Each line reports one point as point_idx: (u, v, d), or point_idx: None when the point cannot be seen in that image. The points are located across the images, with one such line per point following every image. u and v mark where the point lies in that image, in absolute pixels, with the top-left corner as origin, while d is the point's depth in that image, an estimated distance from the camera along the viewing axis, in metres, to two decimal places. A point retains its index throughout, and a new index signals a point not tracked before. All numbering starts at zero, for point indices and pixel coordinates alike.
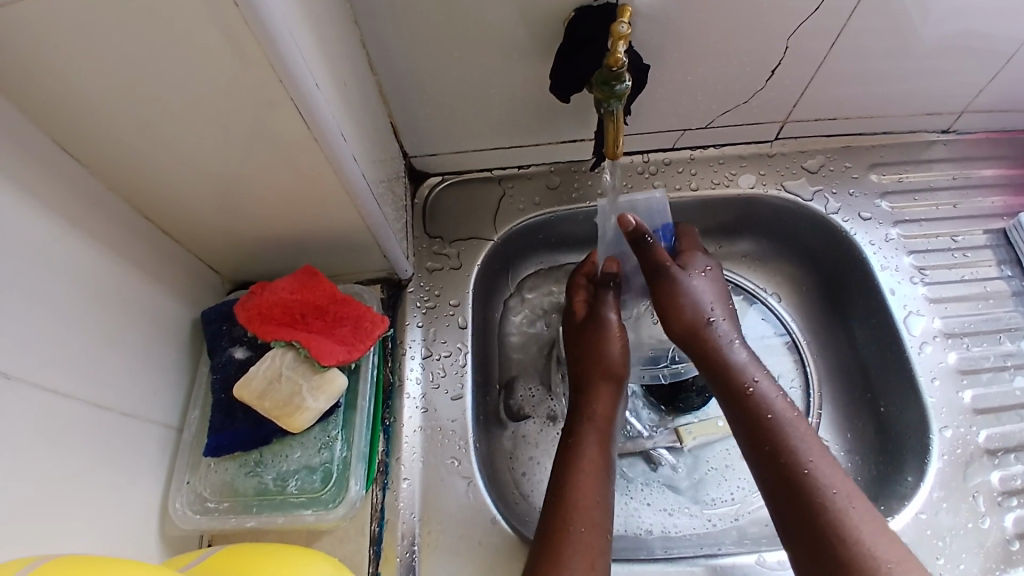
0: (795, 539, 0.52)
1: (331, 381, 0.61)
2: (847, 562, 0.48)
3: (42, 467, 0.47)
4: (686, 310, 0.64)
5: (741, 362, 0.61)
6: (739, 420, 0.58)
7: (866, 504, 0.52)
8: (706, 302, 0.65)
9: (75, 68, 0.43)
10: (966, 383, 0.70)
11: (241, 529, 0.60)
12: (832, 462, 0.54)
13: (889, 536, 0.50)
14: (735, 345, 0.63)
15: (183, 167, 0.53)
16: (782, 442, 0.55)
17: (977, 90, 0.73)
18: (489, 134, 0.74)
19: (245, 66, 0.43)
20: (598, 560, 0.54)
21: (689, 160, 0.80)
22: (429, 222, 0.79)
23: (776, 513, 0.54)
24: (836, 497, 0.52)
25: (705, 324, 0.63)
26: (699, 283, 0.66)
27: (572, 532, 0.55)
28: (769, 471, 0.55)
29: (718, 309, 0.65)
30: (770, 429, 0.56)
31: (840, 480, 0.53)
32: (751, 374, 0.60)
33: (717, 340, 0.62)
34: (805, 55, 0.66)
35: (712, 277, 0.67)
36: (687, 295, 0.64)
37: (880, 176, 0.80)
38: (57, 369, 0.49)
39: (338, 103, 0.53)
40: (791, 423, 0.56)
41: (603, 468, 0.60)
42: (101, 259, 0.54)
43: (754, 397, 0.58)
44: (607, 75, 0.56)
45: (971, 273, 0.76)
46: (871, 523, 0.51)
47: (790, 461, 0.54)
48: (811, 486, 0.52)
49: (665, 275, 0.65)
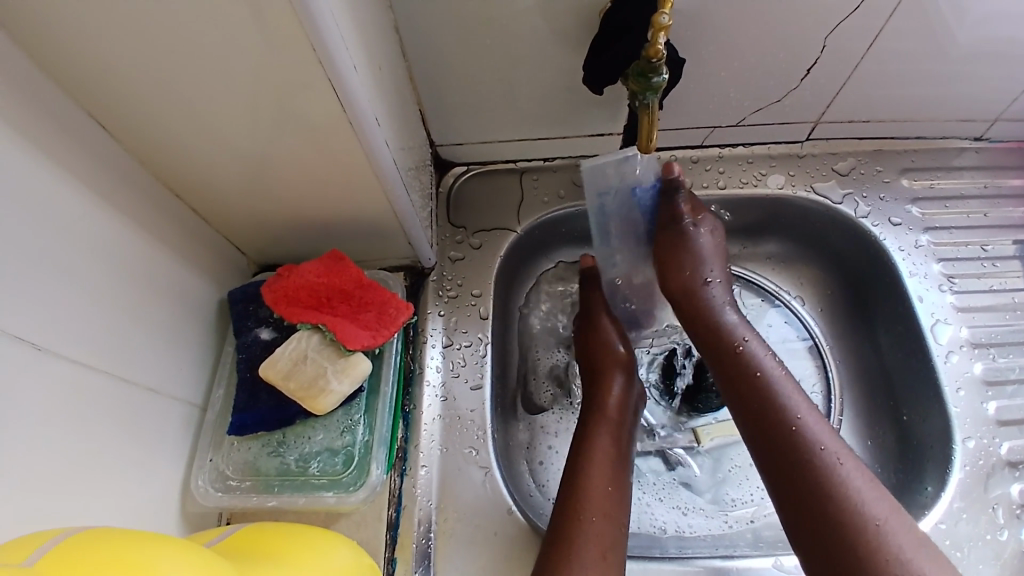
0: (788, 501, 0.50)
1: (356, 364, 0.61)
2: (834, 516, 0.48)
3: (67, 437, 0.47)
4: (683, 267, 0.65)
5: (729, 323, 0.61)
6: (726, 380, 0.58)
7: (856, 461, 0.51)
8: (705, 262, 0.65)
9: (115, 43, 0.43)
10: (991, 394, 0.69)
11: (261, 508, 0.60)
12: (820, 421, 0.53)
13: (881, 493, 0.49)
14: (726, 307, 0.63)
15: (216, 146, 0.53)
16: (766, 399, 0.55)
17: (1015, 97, 0.72)
18: (518, 125, 0.74)
19: (282, 44, 0.43)
20: (610, 550, 0.54)
21: (717, 158, 0.79)
22: (454, 211, 0.79)
23: (767, 475, 0.53)
24: (824, 453, 0.51)
25: (701, 283, 0.64)
26: (701, 243, 0.66)
27: (586, 521, 0.55)
28: (757, 431, 0.54)
29: (716, 268, 0.66)
30: (755, 386, 0.56)
31: (829, 437, 0.52)
32: (739, 334, 0.60)
33: (708, 301, 0.63)
34: (840, 56, 0.65)
35: (714, 238, 0.68)
36: (688, 252, 0.65)
37: (911, 181, 0.78)
38: (85, 342, 0.50)
39: (372, 88, 0.53)
40: (778, 381, 0.56)
41: (617, 459, 0.60)
42: (130, 234, 0.55)
43: (741, 354, 0.58)
44: (644, 66, 0.55)
45: (999, 283, 0.75)
46: (862, 479, 0.49)
47: (774, 418, 0.53)
48: (797, 443, 0.52)
49: (672, 233, 0.67)
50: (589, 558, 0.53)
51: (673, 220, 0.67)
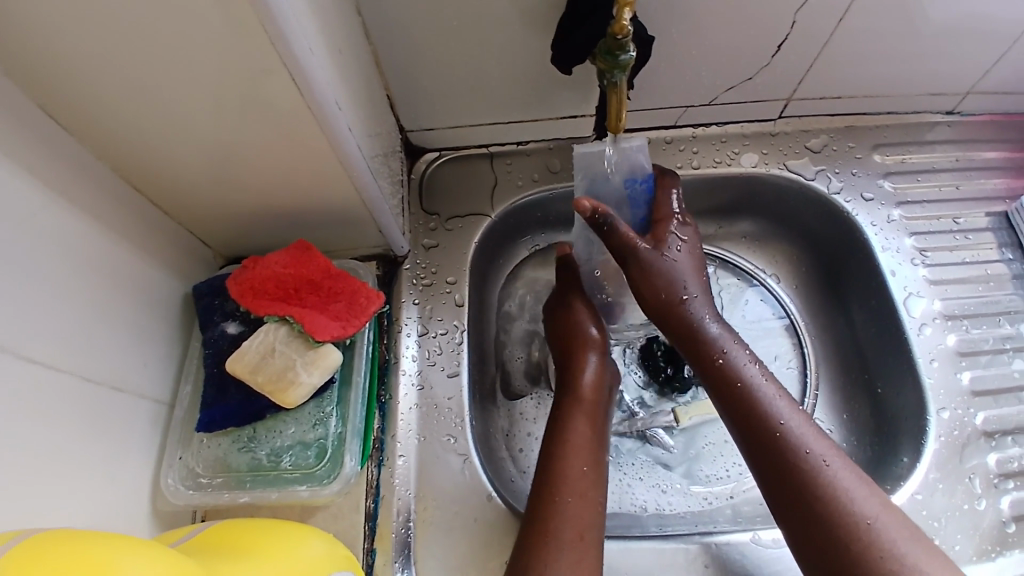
0: (783, 510, 0.51)
1: (326, 355, 0.60)
2: (826, 520, 0.48)
3: (27, 443, 0.45)
4: (659, 290, 0.60)
5: (711, 334, 0.59)
6: (714, 394, 0.57)
7: (843, 460, 0.51)
8: (681, 277, 0.60)
9: (57, 29, 0.41)
10: (964, 365, 0.70)
11: (234, 505, 0.59)
12: (805, 421, 0.53)
13: (870, 489, 0.49)
14: (707, 318, 0.60)
15: (171, 135, 0.51)
16: (752, 410, 0.54)
17: (984, 71, 0.72)
18: (488, 108, 0.72)
19: (234, 28, 0.41)
20: (587, 531, 0.54)
21: (691, 138, 0.78)
22: (426, 198, 0.78)
23: (762, 488, 0.53)
24: (810, 457, 0.51)
25: (679, 302, 0.60)
26: (673, 261, 0.61)
27: (561, 502, 0.55)
28: (746, 440, 0.54)
29: (692, 281, 0.61)
30: (740, 396, 0.55)
31: (815, 438, 0.52)
32: (722, 346, 0.58)
33: (690, 315, 0.60)
34: (811, 32, 0.65)
35: (687, 245, 0.62)
36: (660, 276, 0.60)
37: (883, 156, 0.79)
38: (44, 343, 0.48)
39: (333, 72, 0.51)
40: (762, 388, 0.55)
41: (594, 440, 0.60)
42: (87, 229, 0.53)
43: (723, 368, 0.57)
44: (611, 44, 0.54)
45: (971, 255, 0.76)
46: (851, 479, 0.50)
47: (761, 429, 0.53)
48: (786, 451, 0.51)
49: (635, 258, 0.60)
50: (567, 541, 0.53)
51: (630, 248, 0.59)
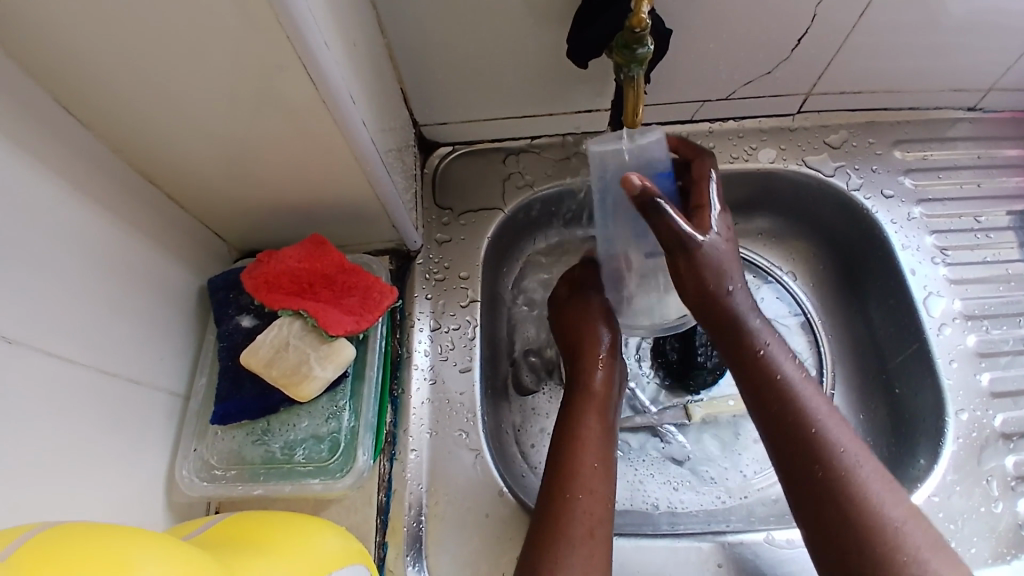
0: (808, 510, 0.49)
1: (340, 351, 0.60)
2: (851, 523, 0.47)
3: (46, 433, 0.46)
4: (707, 281, 0.53)
5: (753, 327, 0.56)
6: (745, 387, 0.55)
7: (872, 461, 0.50)
8: (730, 267, 0.55)
9: (74, 23, 0.41)
10: (984, 366, 0.69)
11: (248, 497, 0.60)
12: (840, 420, 0.52)
13: (896, 493, 0.49)
14: (750, 310, 0.56)
15: (188, 130, 0.51)
16: (789, 406, 0.52)
17: (1011, 65, 0.70)
18: (502, 102, 0.72)
19: (249, 21, 0.41)
20: (597, 526, 0.54)
21: (707, 133, 0.77)
22: (439, 192, 0.78)
23: (785, 485, 0.52)
24: (843, 456, 0.50)
25: (726, 294, 0.54)
26: (722, 250, 0.54)
27: (574, 500, 0.55)
28: (777, 436, 0.52)
29: (738, 272, 0.55)
30: (777, 390, 0.53)
31: (848, 439, 0.51)
32: (762, 338, 0.55)
33: (735, 307, 0.55)
34: (833, 25, 0.63)
35: (729, 234, 0.57)
36: (711, 267, 0.53)
37: (904, 153, 0.77)
38: (62, 335, 0.48)
39: (347, 66, 0.51)
40: (799, 384, 0.53)
41: (603, 436, 0.59)
42: (105, 223, 0.53)
43: (764, 361, 0.54)
44: (628, 38, 0.53)
45: (992, 254, 0.74)
46: (879, 480, 0.49)
47: (794, 425, 0.52)
48: (821, 450, 0.50)
49: (689, 248, 0.52)
50: (577, 538, 0.53)
51: (686, 238, 0.52)
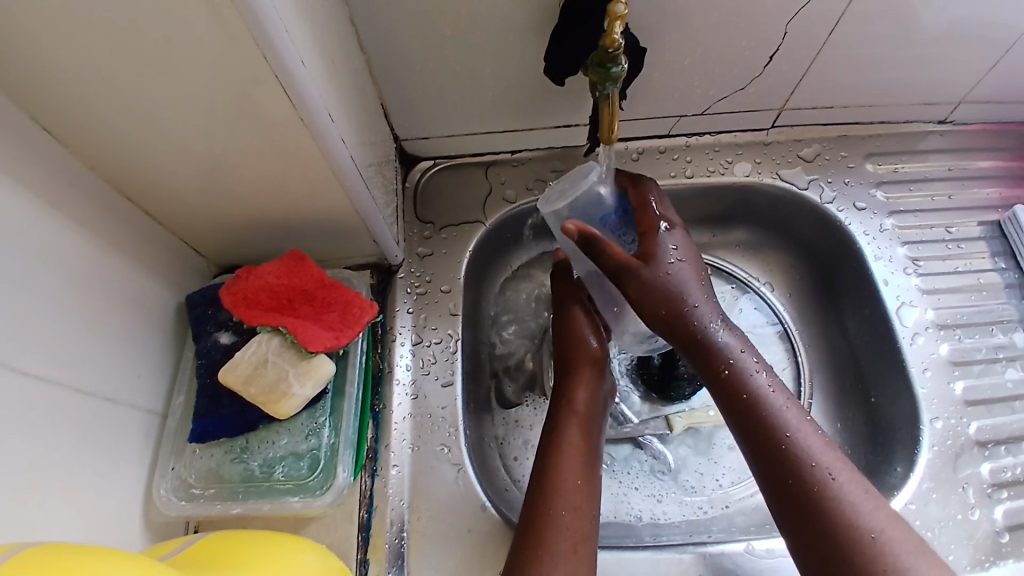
0: (788, 524, 0.50)
1: (318, 367, 0.60)
2: (827, 534, 0.47)
3: (21, 453, 0.45)
4: (657, 304, 0.58)
5: (721, 342, 0.57)
6: (719, 403, 0.56)
7: (849, 470, 0.50)
8: (680, 286, 0.58)
9: (51, 42, 0.41)
10: (958, 374, 0.70)
11: (226, 516, 0.59)
12: (814, 432, 0.52)
13: (876, 501, 0.49)
14: (713, 326, 0.58)
15: (166, 147, 0.51)
16: (761, 421, 0.53)
17: (976, 80, 0.72)
18: (482, 117, 0.73)
19: (227, 40, 0.41)
20: (581, 543, 0.54)
21: (684, 147, 0.79)
22: (421, 207, 0.78)
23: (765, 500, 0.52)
24: (816, 469, 0.50)
25: (680, 314, 0.58)
26: (670, 271, 0.59)
27: (557, 516, 0.55)
28: (752, 451, 0.53)
29: (693, 289, 0.59)
30: (745, 406, 0.54)
31: (821, 450, 0.51)
32: (728, 354, 0.57)
33: (693, 325, 0.58)
34: (803, 42, 0.65)
35: (683, 254, 0.60)
36: (656, 290, 0.57)
37: (876, 166, 0.79)
38: (38, 352, 0.48)
39: (326, 84, 0.51)
40: (769, 397, 0.54)
41: (587, 453, 0.59)
42: (81, 240, 0.53)
43: (731, 378, 0.56)
44: (603, 56, 0.55)
45: (964, 265, 0.76)
46: (856, 490, 0.49)
47: (766, 441, 0.52)
48: (793, 465, 0.50)
49: (631, 275, 0.58)
50: (559, 553, 0.53)
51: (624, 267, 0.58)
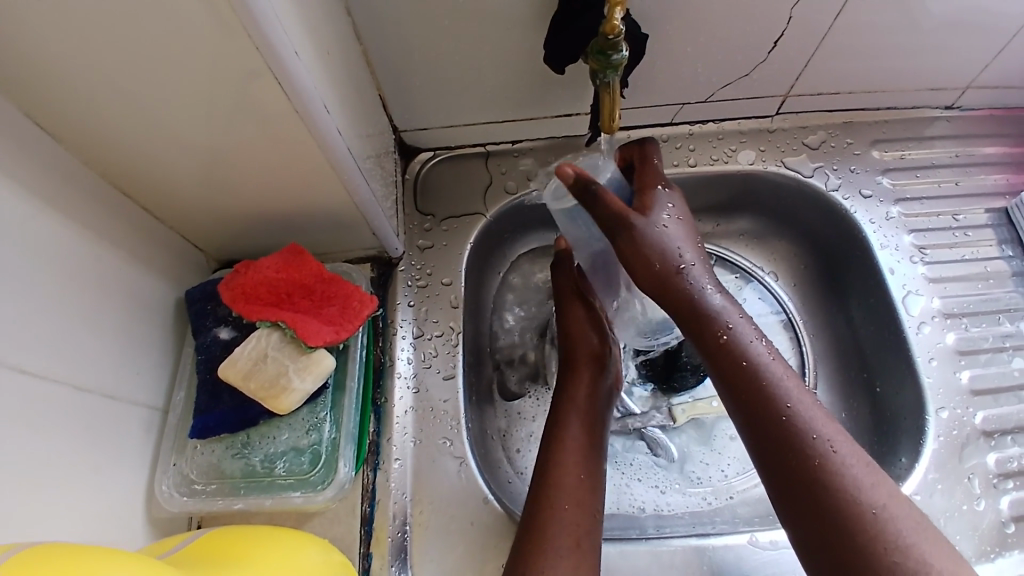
0: (788, 499, 0.49)
1: (318, 362, 0.59)
2: (829, 510, 0.47)
3: (22, 453, 0.45)
4: (652, 260, 0.56)
5: (715, 308, 0.55)
6: (714, 372, 0.54)
7: (849, 444, 0.49)
8: (674, 244, 0.57)
9: (40, 35, 0.40)
10: (964, 364, 0.69)
11: (229, 511, 0.59)
12: (813, 404, 0.51)
13: (876, 475, 0.48)
14: (708, 289, 0.56)
15: (160, 141, 0.50)
16: (759, 393, 0.51)
17: (984, 65, 0.71)
18: (481, 108, 0.72)
19: (219, 32, 0.40)
20: (584, 537, 0.54)
21: (687, 135, 0.78)
22: (421, 198, 0.77)
23: (762, 473, 0.51)
24: (816, 442, 0.49)
25: (676, 272, 0.56)
26: (664, 227, 0.57)
27: (558, 510, 0.55)
28: (749, 424, 0.51)
29: (688, 248, 0.58)
30: (745, 376, 0.52)
31: (821, 423, 0.50)
32: (725, 320, 0.55)
33: (689, 286, 0.56)
34: (808, 27, 0.64)
35: (677, 212, 0.60)
36: (651, 244, 0.56)
37: (882, 152, 0.78)
38: (36, 351, 0.48)
39: (321, 75, 0.50)
40: (766, 367, 0.52)
41: (588, 447, 0.59)
42: (77, 237, 0.52)
43: (729, 345, 0.54)
44: (603, 44, 0.54)
45: (971, 253, 0.75)
46: (856, 462, 0.48)
47: (765, 411, 0.51)
48: (792, 436, 0.49)
49: (626, 229, 0.56)
50: (563, 545, 0.53)
51: (621, 217, 0.56)
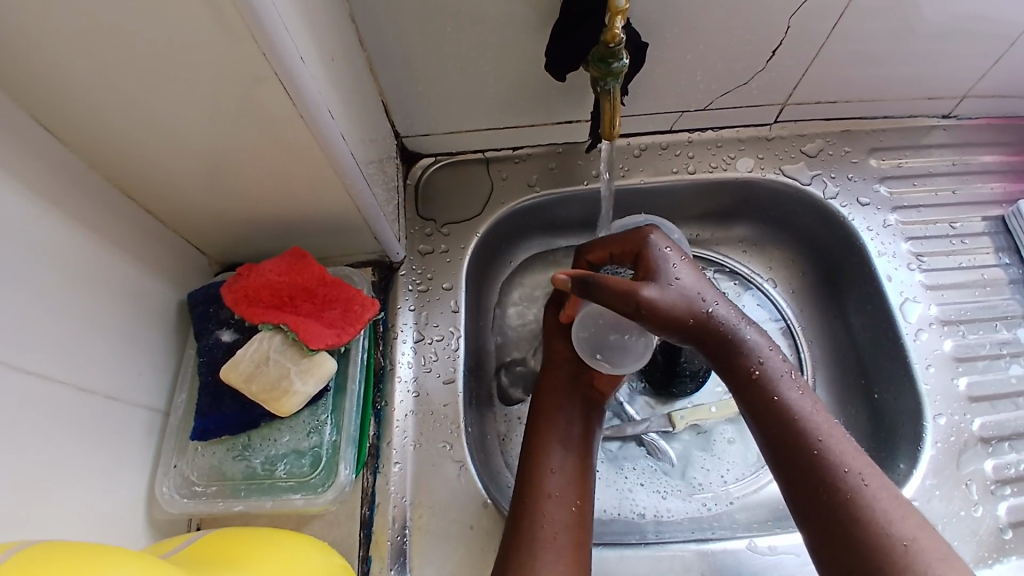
0: (818, 531, 0.48)
1: (320, 364, 0.60)
2: (859, 544, 0.46)
3: (26, 453, 0.45)
4: (680, 312, 0.55)
5: (748, 344, 0.56)
6: (743, 407, 0.55)
7: (881, 479, 0.49)
8: (695, 291, 0.57)
9: (51, 40, 0.41)
10: (961, 370, 0.70)
11: (229, 513, 0.59)
12: (844, 438, 0.51)
13: (906, 510, 0.48)
14: (741, 325, 0.57)
15: (167, 145, 0.51)
16: (790, 426, 0.52)
17: (982, 74, 0.72)
18: (482, 114, 0.72)
19: (226, 37, 0.41)
20: (559, 532, 0.55)
21: (687, 143, 0.78)
22: (422, 204, 0.78)
23: (793, 507, 0.51)
24: (849, 475, 0.49)
25: (705, 318, 0.55)
26: (679, 281, 0.57)
27: (537, 503, 0.56)
28: (780, 457, 0.52)
29: (708, 290, 0.57)
30: (775, 410, 0.53)
31: (853, 456, 0.50)
32: (756, 355, 0.55)
33: (720, 327, 0.56)
34: (807, 37, 0.65)
35: (682, 257, 0.60)
36: (671, 305, 0.55)
37: (879, 160, 0.79)
38: (41, 351, 0.48)
39: (325, 80, 0.51)
40: (796, 401, 0.53)
41: (570, 443, 0.60)
42: (84, 239, 0.53)
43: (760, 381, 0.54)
44: (604, 52, 0.55)
45: (968, 260, 0.75)
46: (889, 497, 0.48)
47: (795, 445, 0.51)
48: (823, 470, 0.49)
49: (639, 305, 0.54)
50: (540, 540, 0.54)
51: (631, 295, 0.54)
